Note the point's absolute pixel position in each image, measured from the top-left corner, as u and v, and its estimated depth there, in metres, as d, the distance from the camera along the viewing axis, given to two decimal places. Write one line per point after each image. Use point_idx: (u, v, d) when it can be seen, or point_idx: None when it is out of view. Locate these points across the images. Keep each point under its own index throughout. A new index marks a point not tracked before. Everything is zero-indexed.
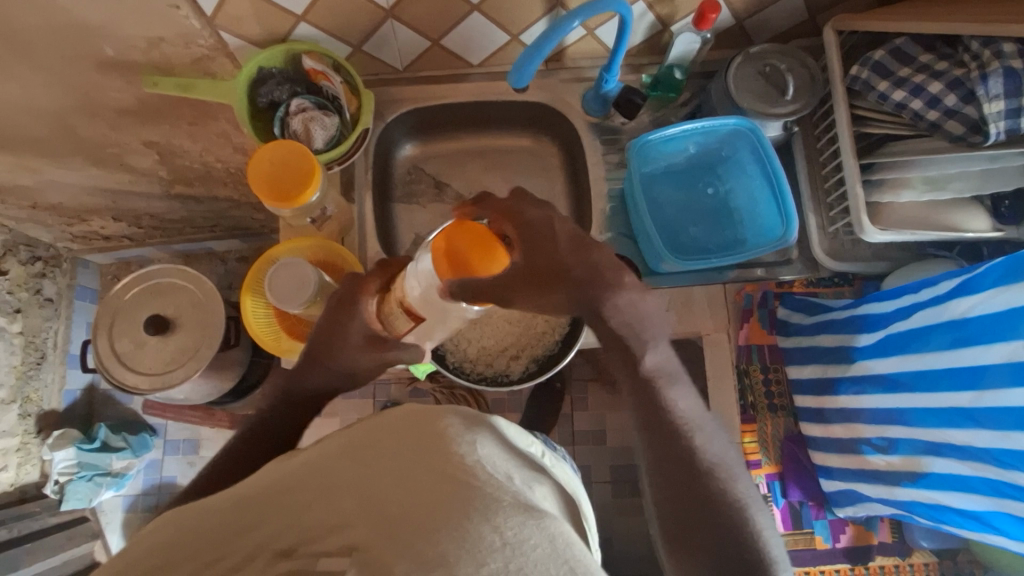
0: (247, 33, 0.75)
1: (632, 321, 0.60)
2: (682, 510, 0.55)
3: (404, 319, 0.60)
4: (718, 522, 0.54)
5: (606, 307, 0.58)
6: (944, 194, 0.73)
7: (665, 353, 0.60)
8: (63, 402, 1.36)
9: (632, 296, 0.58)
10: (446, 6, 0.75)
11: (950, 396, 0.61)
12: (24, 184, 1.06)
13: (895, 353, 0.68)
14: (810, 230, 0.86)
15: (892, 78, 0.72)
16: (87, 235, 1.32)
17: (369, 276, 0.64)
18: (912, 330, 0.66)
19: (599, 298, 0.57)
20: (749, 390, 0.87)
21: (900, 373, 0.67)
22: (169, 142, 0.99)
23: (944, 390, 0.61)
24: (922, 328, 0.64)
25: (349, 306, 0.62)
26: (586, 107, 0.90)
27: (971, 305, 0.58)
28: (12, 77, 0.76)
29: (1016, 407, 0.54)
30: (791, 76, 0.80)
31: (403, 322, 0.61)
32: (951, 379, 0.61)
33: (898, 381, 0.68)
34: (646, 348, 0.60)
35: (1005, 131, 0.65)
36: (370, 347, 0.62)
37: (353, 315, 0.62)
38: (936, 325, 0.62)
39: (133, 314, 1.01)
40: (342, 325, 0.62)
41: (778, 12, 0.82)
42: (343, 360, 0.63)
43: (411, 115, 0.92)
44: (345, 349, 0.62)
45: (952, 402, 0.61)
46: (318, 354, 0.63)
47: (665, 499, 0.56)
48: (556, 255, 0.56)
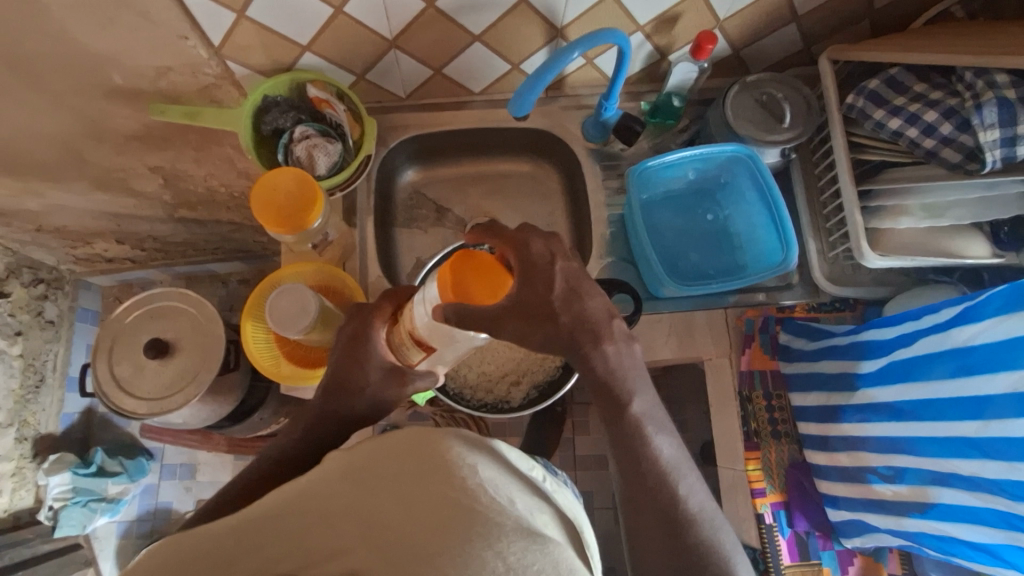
0: (254, 62, 0.77)
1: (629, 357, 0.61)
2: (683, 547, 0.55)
3: (417, 351, 0.61)
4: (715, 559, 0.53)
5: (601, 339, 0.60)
6: (943, 221, 0.73)
7: (649, 401, 0.61)
8: (60, 426, 1.35)
9: (617, 347, 0.61)
10: (449, 35, 0.77)
11: (956, 426, 0.60)
12: (30, 207, 1.07)
13: (899, 381, 0.67)
14: (810, 255, 0.86)
15: (887, 107, 0.73)
16: (90, 258, 1.33)
17: (381, 305, 0.65)
18: (915, 357, 0.65)
19: (586, 343, 0.59)
20: (752, 416, 0.85)
21: (904, 401, 0.67)
22: (174, 167, 1.01)
23: (949, 418, 0.61)
24: (924, 357, 0.64)
25: (361, 338, 0.63)
26: (586, 133, 0.91)
27: (975, 332, 0.58)
28: (21, 105, 0.77)
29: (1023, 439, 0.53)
30: (787, 105, 0.82)
31: (416, 354, 0.61)
32: (957, 408, 0.60)
33: (902, 409, 0.67)
34: (640, 388, 0.60)
35: (1000, 159, 0.66)
36: (386, 380, 0.62)
37: (365, 348, 0.63)
38: (939, 353, 0.62)
39: (133, 337, 1.01)
40: (355, 357, 0.63)
41: (774, 42, 0.84)
42: (362, 394, 0.63)
43: (413, 140, 0.93)
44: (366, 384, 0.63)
45: (958, 432, 0.60)
46: (333, 386, 0.63)
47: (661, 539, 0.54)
48: (549, 297, 0.58)
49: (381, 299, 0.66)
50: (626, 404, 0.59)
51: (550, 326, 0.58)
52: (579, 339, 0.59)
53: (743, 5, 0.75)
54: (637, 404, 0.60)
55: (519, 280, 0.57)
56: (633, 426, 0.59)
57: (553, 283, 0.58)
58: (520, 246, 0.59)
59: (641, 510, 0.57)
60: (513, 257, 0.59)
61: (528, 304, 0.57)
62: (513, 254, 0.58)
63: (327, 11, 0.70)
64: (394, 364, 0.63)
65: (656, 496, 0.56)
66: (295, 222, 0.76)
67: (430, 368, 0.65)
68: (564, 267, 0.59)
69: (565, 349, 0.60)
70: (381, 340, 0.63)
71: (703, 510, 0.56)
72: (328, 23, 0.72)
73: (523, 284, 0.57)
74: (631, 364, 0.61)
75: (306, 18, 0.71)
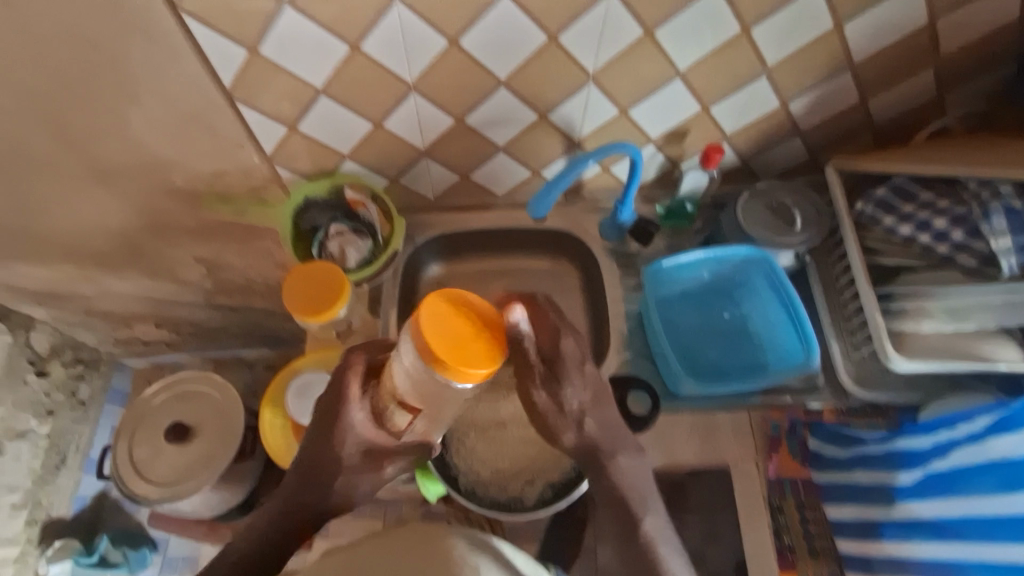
0: (299, 167, 0.86)
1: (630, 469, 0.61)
2: None
3: (402, 413, 0.59)
4: None
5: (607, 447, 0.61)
6: (969, 325, 0.72)
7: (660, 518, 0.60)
8: (71, 509, 1.34)
9: (633, 461, 0.62)
10: (476, 146, 0.85)
11: (999, 549, 0.56)
12: (83, 292, 1.16)
13: (942, 494, 0.63)
14: (835, 356, 0.84)
15: (897, 213, 0.75)
16: (129, 340, 1.39)
17: (355, 369, 0.62)
18: (951, 469, 0.62)
19: (600, 449, 0.61)
20: (786, 528, 0.78)
21: (948, 519, 0.62)
22: (218, 258, 1.08)
23: (1002, 539, 0.56)
24: (959, 467, 0.61)
25: (333, 414, 0.61)
26: (603, 233, 0.95)
27: (1010, 444, 0.57)
28: (93, 201, 0.86)
29: None
30: (797, 210, 0.85)
31: (401, 416, 0.59)
32: (1008, 528, 0.55)
33: (939, 526, 0.63)
34: (648, 508, 0.60)
35: (1017, 265, 0.67)
36: (364, 457, 0.63)
37: (337, 425, 0.61)
38: (979, 465, 0.59)
39: (156, 420, 1.03)
40: (329, 435, 0.61)
41: (781, 153, 0.89)
42: (339, 471, 0.62)
43: (438, 238, 0.98)
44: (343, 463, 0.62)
45: (1010, 555, 0.55)
46: (308, 466, 0.63)
47: None
48: (566, 395, 0.60)
49: (353, 362, 0.62)
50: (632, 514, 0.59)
51: (567, 424, 0.61)
52: (595, 447, 0.61)
53: (748, 121, 0.82)
54: (647, 523, 0.59)
55: (544, 377, 0.60)
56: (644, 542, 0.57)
57: (577, 387, 0.60)
58: (554, 335, 0.60)
59: None
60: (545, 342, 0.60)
61: (544, 398, 0.60)
62: (544, 340, 0.60)
63: (368, 125, 0.79)
64: (374, 434, 0.62)
65: None
66: (322, 309, 0.79)
67: (420, 428, 0.64)
68: (592, 371, 0.61)
69: (577, 451, 0.62)
70: (356, 412, 0.61)
71: None
72: (368, 135, 0.81)
73: (546, 378, 0.60)
74: (642, 477, 0.62)
75: (348, 132, 0.80)
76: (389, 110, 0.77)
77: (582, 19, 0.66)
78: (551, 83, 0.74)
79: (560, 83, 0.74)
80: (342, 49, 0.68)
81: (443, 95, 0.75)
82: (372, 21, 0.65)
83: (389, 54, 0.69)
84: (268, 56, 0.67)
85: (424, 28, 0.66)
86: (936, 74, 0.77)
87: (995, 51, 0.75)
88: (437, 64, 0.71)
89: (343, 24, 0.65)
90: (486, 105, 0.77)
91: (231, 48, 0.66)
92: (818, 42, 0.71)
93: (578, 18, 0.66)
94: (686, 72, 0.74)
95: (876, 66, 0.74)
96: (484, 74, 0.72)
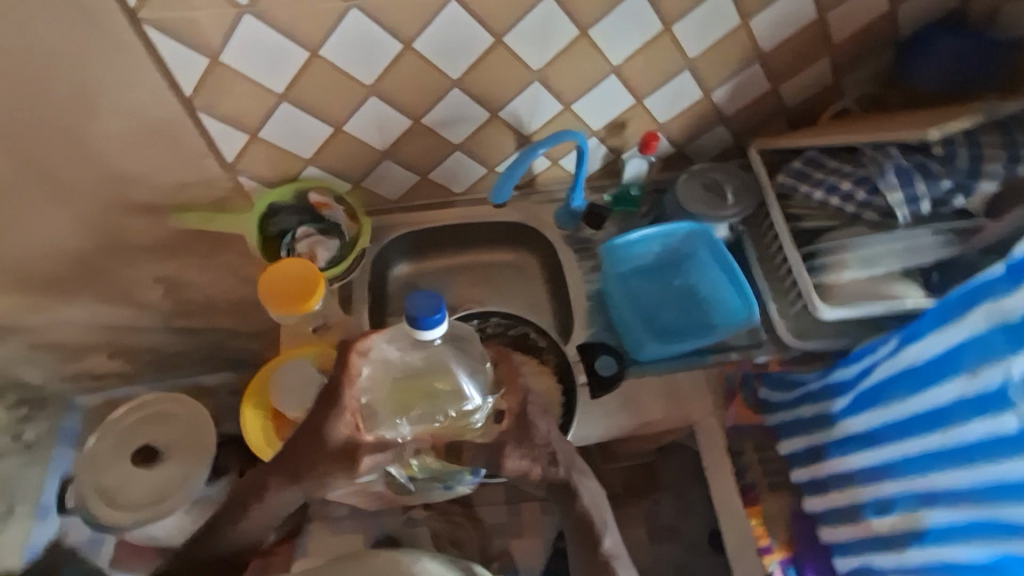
0: (263, 175, 0.88)
1: (590, 490, 0.67)
2: (587, 549, 0.67)
3: None
4: (592, 531, 0.66)
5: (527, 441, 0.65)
6: (879, 269, 0.79)
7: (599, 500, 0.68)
8: (24, 557, 1.27)
9: (590, 491, 0.67)
10: (436, 146, 0.90)
11: (987, 467, 0.52)
12: (30, 324, 1.13)
13: (869, 408, 0.66)
14: (773, 315, 0.89)
15: (811, 180, 0.83)
16: (79, 374, 1.34)
17: None
18: (877, 382, 0.64)
19: (571, 474, 0.67)
20: (748, 470, 0.82)
21: (877, 428, 0.65)
22: (180, 276, 1.09)
23: (917, 434, 0.59)
24: (885, 381, 0.63)
25: None
26: (558, 221, 1.00)
27: (918, 350, 0.58)
28: (48, 222, 0.88)
29: (979, 439, 0.52)
30: (728, 186, 0.92)
31: None
32: (919, 424, 0.59)
33: (874, 436, 0.65)
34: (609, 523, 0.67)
35: (910, 214, 0.76)
36: None
37: None
38: (896, 377, 0.61)
39: (124, 443, 1.00)
40: None
41: (710, 140, 0.99)
42: None
43: (402, 237, 1.01)
44: (339, 421, 0.62)
45: (925, 446, 0.58)
46: None
47: (575, 534, 0.69)
48: (528, 423, 0.66)
49: None
50: (574, 497, 0.66)
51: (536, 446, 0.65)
52: (569, 475, 0.66)
53: (678, 111, 0.92)
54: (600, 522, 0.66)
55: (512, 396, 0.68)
56: (580, 510, 0.66)
57: (521, 411, 0.67)
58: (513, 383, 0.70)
59: (573, 538, 0.69)
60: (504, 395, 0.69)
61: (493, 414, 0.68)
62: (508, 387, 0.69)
63: (329, 130, 0.82)
64: None
65: (569, 515, 0.68)
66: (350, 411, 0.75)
67: None
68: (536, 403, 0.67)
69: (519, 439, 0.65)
70: None
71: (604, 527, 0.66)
72: (328, 139, 0.84)
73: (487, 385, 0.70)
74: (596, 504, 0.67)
75: (309, 137, 0.83)
76: (351, 114, 0.81)
77: (524, 20, 0.73)
78: (502, 82, 0.81)
79: (509, 80, 0.81)
80: (302, 54, 0.71)
81: (402, 98, 0.80)
82: (331, 25, 0.69)
83: (347, 58, 0.73)
84: (230, 64, 0.70)
85: (379, 32, 0.71)
86: (832, 63, 0.89)
87: (875, 41, 0.87)
88: (396, 67, 0.75)
89: (305, 27, 0.68)
90: (441, 105, 0.82)
91: (194, 57, 0.69)
92: (731, 36, 0.81)
93: (521, 19, 0.73)
94: (619, 67, 0.82)
95: (780, 54, 0.86)
96: (438, 75, 0.78)
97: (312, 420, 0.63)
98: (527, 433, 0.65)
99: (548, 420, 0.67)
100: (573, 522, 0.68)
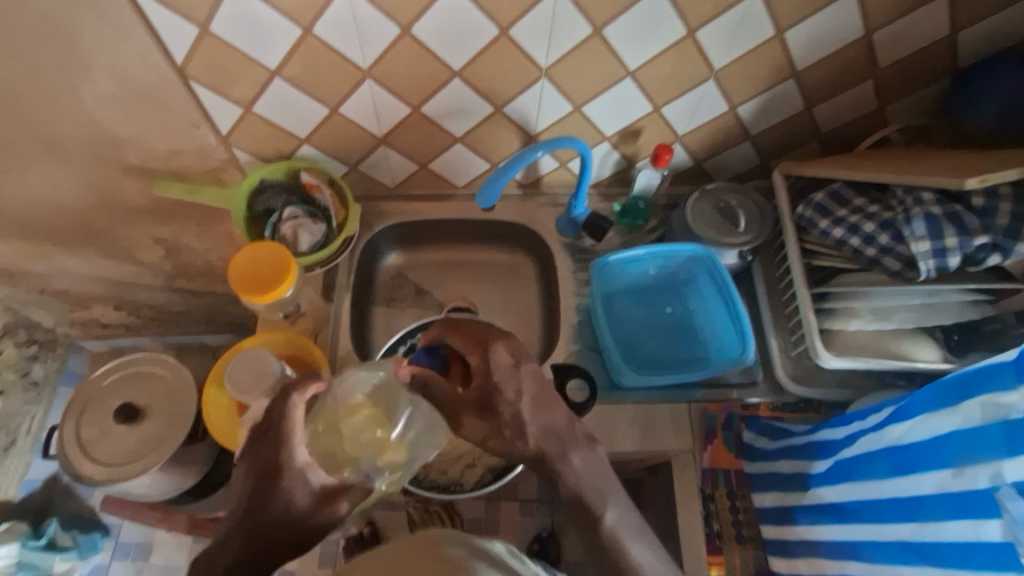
0: (258, 150, 0.86)
1: (586, 468, 0.59)
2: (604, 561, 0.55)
3: None
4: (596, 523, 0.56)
5: (499, 401, 0.61)
6: (890, 324, 0.73)
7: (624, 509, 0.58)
8: (20, 492, 1.30)
9: (584, 455, 0.60)
10: (435, 137, 0.86)
11: (960, 573, 0.48)
12: (36, 270, 1.14)
13: (843, 480, 0.62)
14: (773, 354, 0.83)
15: (832, 217, 0.76)
16: (86, 321, 1.36)
17: None
18: (857, 456, 0.60)
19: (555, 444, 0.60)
20: (716, 517, 0.77)
21: (849, 503, 0.61)
22: (177, 239, 1.09)
23: (890, 520, 0.55)
24: (864, 456, 0.59)
25: None
26: (558, 228, 0.95)
27: (904, 431, 0.53)
28: (47, 176, 0.88)
29: (956, 541, 0.48)
30: (742, 212, 0.85)
31: None
32: (894, 510, 0.55)
33: (846, 510, 0.61)
34: (610, 499, 0.58)
35: (935, 268, 0.67)
36: None
37: None
38: (875, 454, 0.57)
39: (106, 400, 1.02)
40: None
41: (730, 158, 0.92)
42: None
43: (396, 227, 0.98)
44: (294, 483, 0.55)
45: (897, 534, 0.54)
46: None
47: (583, 538, 0.58)
48: (498, 392, 0.61)
49: None
50: (561, 477, 0.59)
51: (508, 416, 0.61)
52: (544, 447, 0.60)
53: (697, 124, 0.85)
54: (609, 515, 0.57)
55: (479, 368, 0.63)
56: (571, 493, 0.58)
57: (491, 375, 0.62)
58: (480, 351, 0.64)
59: (586, 549, 0.57)
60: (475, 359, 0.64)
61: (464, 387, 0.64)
62: (477, 350, 0.65)
63: (324, 110, 0.80)
64: None
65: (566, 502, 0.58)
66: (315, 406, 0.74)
67: None
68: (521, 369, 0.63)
69: (487, 405, 0.61)
70: None
71: (615, 530, 0.56)
72: (323, 119, 0.81)
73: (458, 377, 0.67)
74: (596, 471, 0.59)
75: (304, 116, 0.80)
76: (346, 97, 0.78)
77: (531, 14, 0.68)
78: (506, 78, 0.76)
79: (514, 76, 0.76)
80: (295, 30, 0.68)
81: (399, 84, 0.76)
82: (324, 3, 0.65)
83: (342, 39, 0.69)
84: (220, 35, 0.68)
85: (376, 15, 0.67)
86: (874, 88, 0.80)
87: (926, 70, 0.78)
88: (392, 53, 0.72)
89: (298, 4, 0.65)
90: (441, 95, 0.78)
91: (183, 24, 0.66)
92: (761, 50, 0.74)
93: (527, 13, 0.68)
94: (635, 71, 0.76)
95: (815, 74, 0.78)
96: (437, 63, 0.73)
97: (252, 496, 0.54)
98: (492, 399, 0.61)
99: (516, 383, 0.62)
100: (572, 512, 0.58)
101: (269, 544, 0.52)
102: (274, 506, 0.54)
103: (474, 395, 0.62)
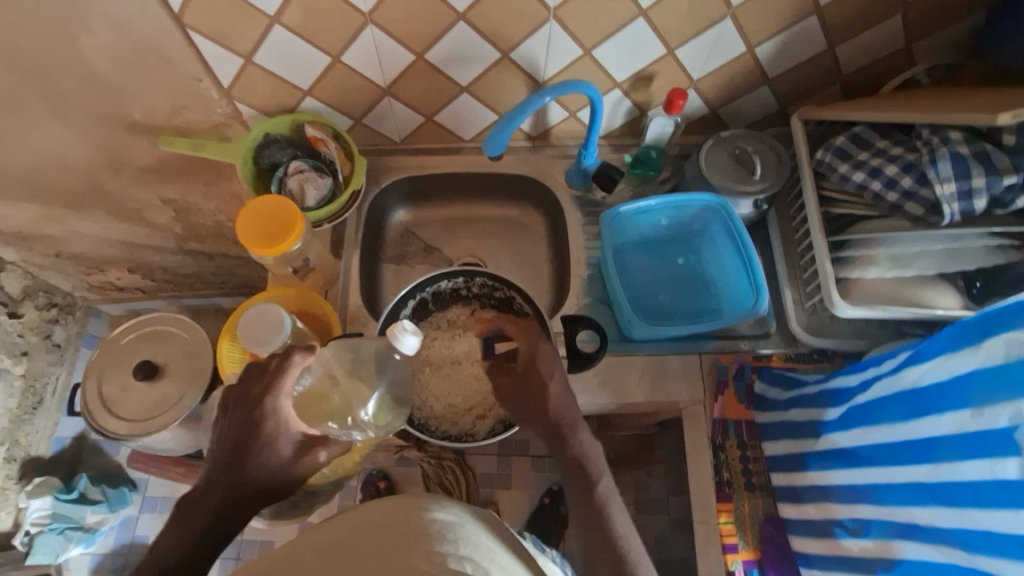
0: (261, 103, 0.84)
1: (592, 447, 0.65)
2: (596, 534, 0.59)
3: None
4: (587, 484, 0.62)
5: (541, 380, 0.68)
6: (908, 271, 0.71)
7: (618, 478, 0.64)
8: (50, 449, 1.34)
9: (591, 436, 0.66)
10: (440, 87, 0.83)
11: (976, 513, 0.48)
12: (51, 234, 1.15)
13: (858, 425, 0.61)
14: (787, 305, 0.82)
15: (852, 161, 0.73)
16: (103, 285, 1.38)
17: None
18: (872, 400, 0.59)
19: (566, 418, 0.66)
20: (725, 466, 0.77)
21: (862, 447, 0.61)
22: (186, 200, 1.09)
23: (905, 462, 0.55)
24: (879, 400, 0.58)
25: None
26: (569, 181, 0.93)
27: (922, 373, 0.52)
28: (54, 136, 0.88)
29: (973, 481, 0.48)
30: (758, 158, 0.82)
31: None
32: (909, 452, 0.54)
33: (860, 455, 0.61)
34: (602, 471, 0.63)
35: (959, 212, 0.65)
36: None
37: None
38: (891, 397, 0.56)
39: (124, 358, 1.04)
40: None
41: (748, 103, 0.88)
42: None
43: (403, 182, 0.97)
44: (275, 437, 0.59)
45: (912, 476, 0.54)
46: None
47: (574, 495, 0.63)
48: (537, 375, 0.68)
49: None
50: (567, 445, 0.65)
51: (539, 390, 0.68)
52: (559, 421, 0.66)
53: (713, 68, 0.82)
54: (601, 483, 0.62)
55: (525, 344, 0.71)
56: (571, 458, 0.64)
57: (534, 355, 0.70)
58: (528, 335, 0.72)
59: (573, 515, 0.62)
60: (523, 342, 0.72)
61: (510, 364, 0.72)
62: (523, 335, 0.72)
63: (326, 60, 0.77)
64: None
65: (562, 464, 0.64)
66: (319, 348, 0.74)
67: None
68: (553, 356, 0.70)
69: (524, 379, 0.69)
70: None
71: (605, 493, 0.62)
72: (326, 69, 0.79)
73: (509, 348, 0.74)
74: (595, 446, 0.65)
75: (306, 67, 0.78)
76: (347, 45, 0.75)
77: None
78: (513, 21, 0.73)
79: (522, 19, 0.73)
80: None
81: (402, 30, 0.74)
82: None
83: None
84: None
85: None
86: (901, 24, 0.76)
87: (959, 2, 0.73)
88: None
89: None
90: (445, 42, 0.76)
91: None
92: None
93: None
94: (648, 11, 0.73)
95: (839, 9, 0.74)
96: (441, 6, 0.71)
97: (234, 445, 0.58)
98: (530, 376, 0.69)
99: (553, 368, 0.69)
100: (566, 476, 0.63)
101: (253, 492, 0.58)
102: (255, 460, 0.58)
103: (517, 367, 0.70)
